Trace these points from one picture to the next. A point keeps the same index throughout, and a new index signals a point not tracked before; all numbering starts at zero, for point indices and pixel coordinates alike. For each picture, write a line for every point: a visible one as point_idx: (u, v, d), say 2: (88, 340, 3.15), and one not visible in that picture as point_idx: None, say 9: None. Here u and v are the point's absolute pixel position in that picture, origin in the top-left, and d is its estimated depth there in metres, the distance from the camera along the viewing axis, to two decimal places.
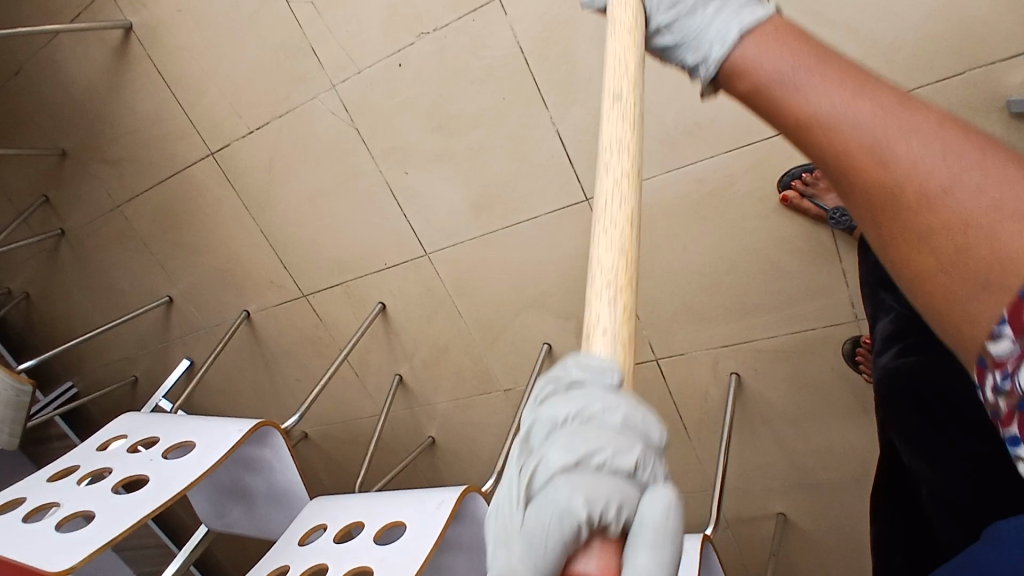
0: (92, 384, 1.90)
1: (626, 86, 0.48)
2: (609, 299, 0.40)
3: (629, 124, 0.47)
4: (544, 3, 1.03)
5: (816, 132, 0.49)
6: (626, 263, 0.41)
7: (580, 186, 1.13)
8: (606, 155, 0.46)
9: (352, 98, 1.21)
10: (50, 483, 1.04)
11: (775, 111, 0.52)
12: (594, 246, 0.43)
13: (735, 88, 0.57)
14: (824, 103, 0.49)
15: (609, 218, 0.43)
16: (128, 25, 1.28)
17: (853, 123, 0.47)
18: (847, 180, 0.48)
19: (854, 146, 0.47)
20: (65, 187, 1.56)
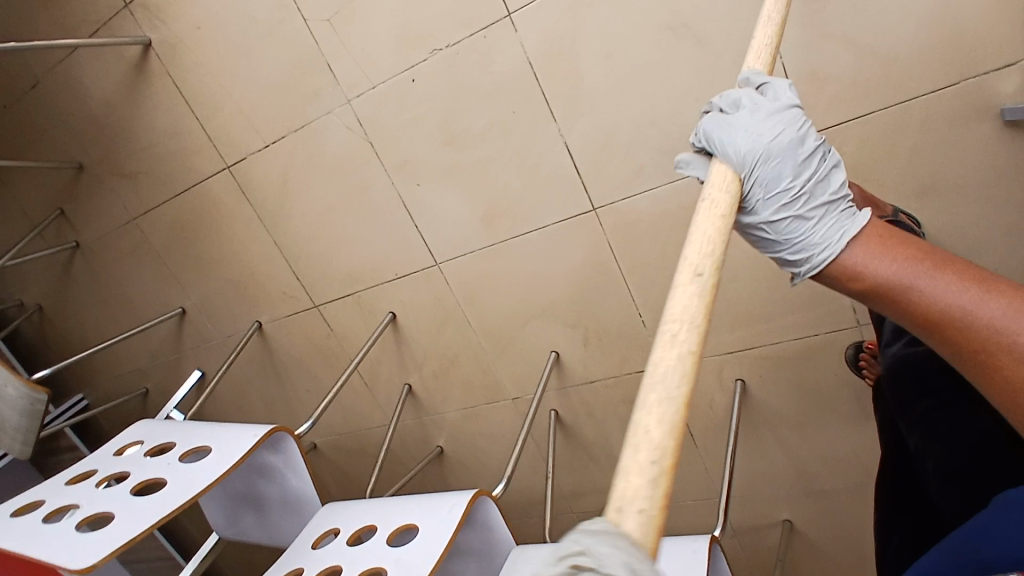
0: (104, 395, 1.93)
1: (709, 265, 0.50)
2: (650, 477, 0.41)
3: (704, 300, 0.48)
4: (553, 19, 1.07)
5: (954, 331, 0.53)
6: (673, 441, 0.42)
7: (588, 196, 1.17)
8: (670, 325, 0.47)
9: (366, 112, 1.25)
10: (68, 485, 1.05)
11: (897, 310, 0.56)
12: (642, 405, 0.44)
13: (847, 287, 0.60)
14: (956, 305, 0.52)
15: (665, 394, 0.44)
16: (147, 42, 1.32)
17: (985, 322, 0.51)
18: (987, 377, 0.52)
19: (996, 348, 0.51)
20: (81, 201, 1.59)
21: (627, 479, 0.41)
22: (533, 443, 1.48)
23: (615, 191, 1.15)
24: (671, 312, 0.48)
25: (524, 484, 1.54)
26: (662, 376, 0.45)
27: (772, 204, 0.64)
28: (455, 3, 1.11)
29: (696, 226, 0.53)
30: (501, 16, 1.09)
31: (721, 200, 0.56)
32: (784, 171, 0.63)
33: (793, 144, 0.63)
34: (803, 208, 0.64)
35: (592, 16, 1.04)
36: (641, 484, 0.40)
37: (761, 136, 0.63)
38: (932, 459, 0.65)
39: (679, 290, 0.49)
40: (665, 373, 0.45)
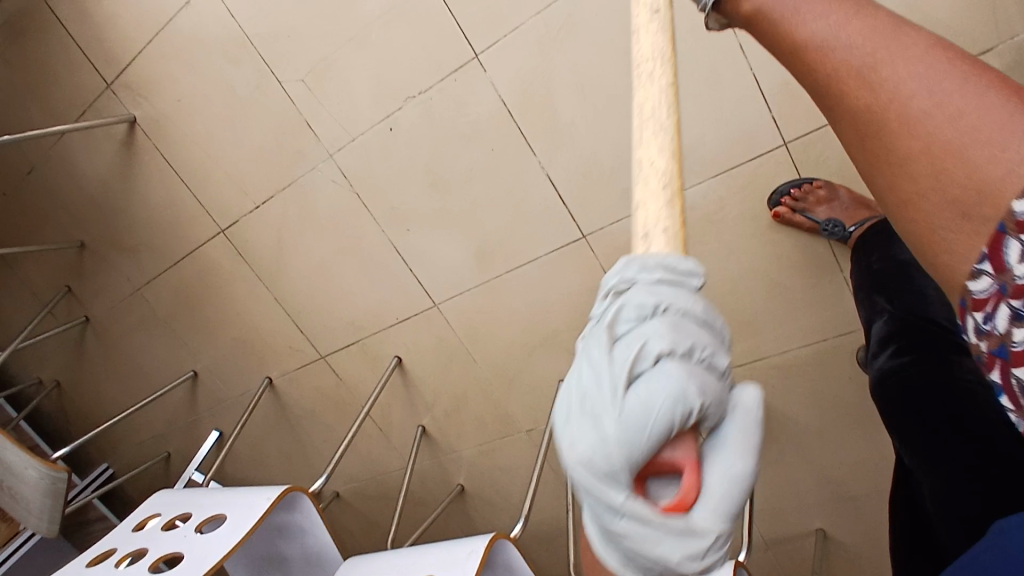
0: (127, 464, 1.94)
1: (666, 44, 0.53)
2: (666, 199, 0.45)
3: (669, 68, 0.51)
4: (521, 56, 1.08)
5: (811, 62, 0.45)
6: (676, 166, 0.47)
7: (576, 225, 1.16)
8: (643, 89, 0.51)
9: (350, 164, 1.26)
10: (89, 567, 1.06)
11: (772, 36, 0.48)
12: (637, 163, 0.48)
13: (739, 15, 0.52)
14: (819, 29, 0.45)
15: (660, 137, 0.48)
16: (132, 118, 1.35)
17: (843, 46, 0.43)
18: (836, 112, 0.44)
19: (843, 71, 0.43)
20: (86, 277, 1.62)
21: (647, 209, 0.45)
22: (552, 473, 1.46)
23: (603, 216, 1.14)
24: (639, 80, 0.51)
25: (549, 515, 1.52)
26: (656, 127, 0.48)
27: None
28: (424, 50, 1.12)
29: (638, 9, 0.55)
30: (469, 58, 1.10)
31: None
32: None
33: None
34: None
35: (559, 48, 1.05)
36: (662, 208, 0.45)
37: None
38: (929, 485, 0.64)
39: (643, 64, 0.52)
40: (656, 127, 0.48)
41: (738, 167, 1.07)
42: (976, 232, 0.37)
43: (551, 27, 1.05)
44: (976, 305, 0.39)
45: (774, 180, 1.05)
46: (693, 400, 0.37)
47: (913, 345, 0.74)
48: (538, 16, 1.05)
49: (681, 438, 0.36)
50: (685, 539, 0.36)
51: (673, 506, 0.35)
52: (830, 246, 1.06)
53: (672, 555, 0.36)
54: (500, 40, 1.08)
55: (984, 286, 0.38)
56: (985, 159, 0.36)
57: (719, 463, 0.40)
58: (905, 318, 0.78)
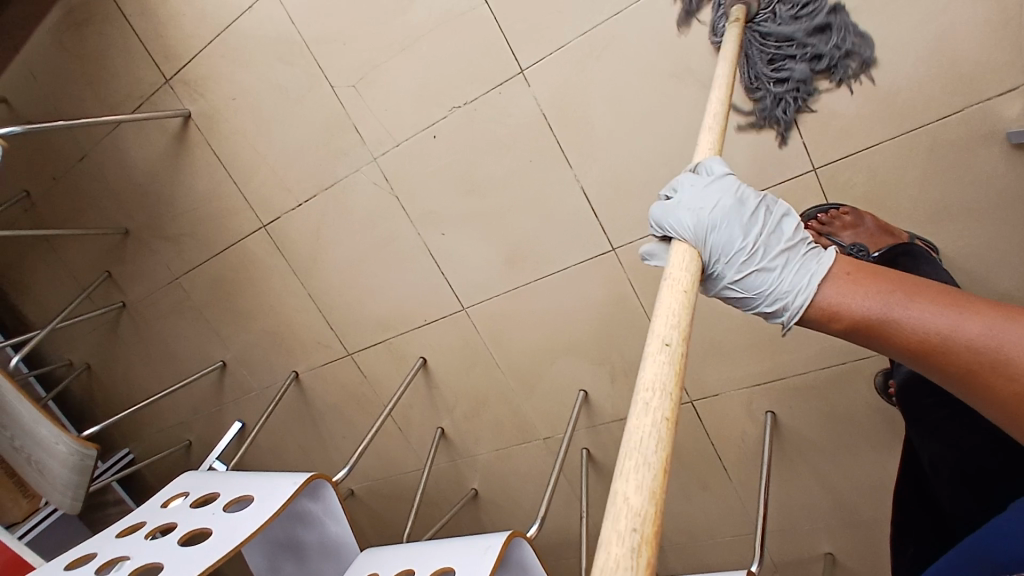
0: (149, 449, 1.99)
1: (676, 336, 0.54)
2: (631, 544, 0.42)
3: (673, 369, 0.51)
4: (563, 72, 1.13)
5: (938, 352, 0.59)
6: (652, 507, 0.44)
7: (606, 237, 1.21)
8: (644, 394, 0.50)
9: (391, 167, 1.31)
10: (119, 538, 1.09)
11: (883, 339, 0.62)
12: (618, 478, 0.46)
13: (830, 324, 0.66)
14: (932, 328, 0.59)
15: (643, 461, 0.46)
16: (187, 113, 1.41)
17: (966, 342, 0.57)
18: (973, 391, 0.58)
19: (975, 361, 0.57)
20: (127, 263, 1.68)
21: (608, 550, 0.42)
22: (567, 482, 1.49)
23: (633, 231, 1.18)
24: (644, 382, 0.51)
25: (560, 524, 1.54)
26: (639, 443, 0.47)
27: (736, 266, 0.71)
28: (471, 63, 1.17)
29: (661, 301, 0.58)
30: (514, 72, 1.15)
31: (693, 271, 0.63)
32: (736, 234, 0.70)
33: (736, 208, 0.71)
34: (766, 261, 0.71)
35: (600, 67, 1.10)
36: (624, 553, 0.41)
37: (712, 206, 0.70)
38: (953, 464, 0.72)
39: (649, 360, 0.53)
40: (645, 441, 0.47)
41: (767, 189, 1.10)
42: None
43: (593, 47, 1.09)
44: None
45: (801, 204, 1.09)
46: None
47: None
48: (582, 35, 1.09)
49: None
50: None
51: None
52: None
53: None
54: (545, 57, 1.13)
55: None
56: None
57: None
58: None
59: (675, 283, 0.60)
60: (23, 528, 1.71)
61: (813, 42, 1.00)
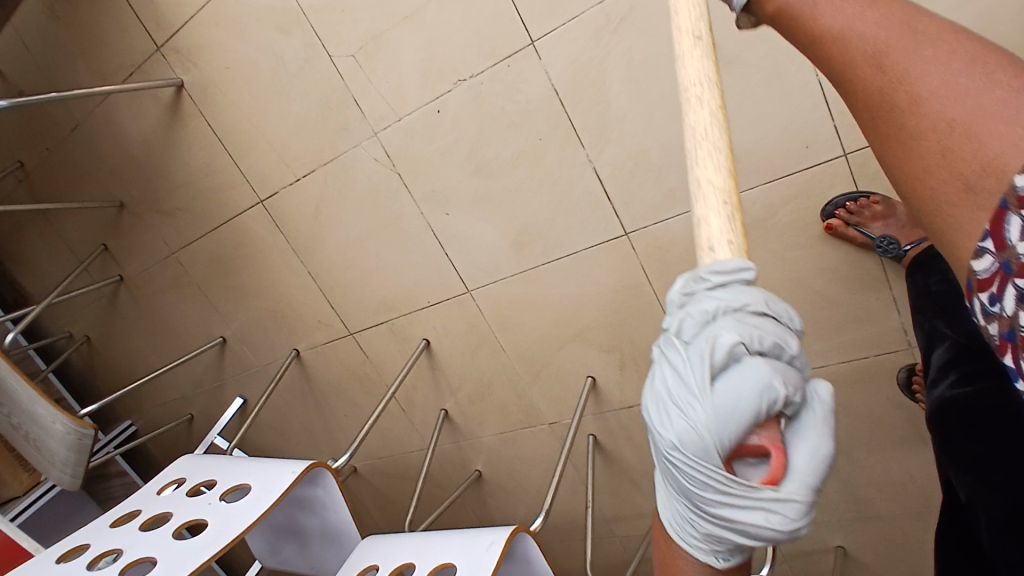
0: (152, 422, 1.98)
1: (704, 28, 0.57)
2: (727, 216, 0.50)
3: (712, 61, 0.55)
4: (577, 45, 1.05)
5: (830, 47, 0.51)
6: (733, 182, 0.51)
7: (619, 221, 1.15)
8: (691, 90, 0.54)
9: (393, 143, 1.24)
10: (113, 528, 1.06)
11: (796, 29, 0.55)
12: (692, 167, 0.52)
13: (763, 12, 0.60)
14: (834, 20, 0.51)
15: (714, 148, 0.52)
16: (179, 82, 1.34)
17: (860, 36, 0.49)
18: (851, 97, 0.50)
19: (857, 60, 0.49)
20: (123, 237, 1.64)
21: (706, 225, 0.51)
22: (573, 467, 1.46)
23: (648, 215, 1.12)
24: (687, 80, 0.55)
25: (564, 507, 1.53)
26: (704, 133, 0.53)
27: None
28: (478, 33, 1.09)
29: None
30: (524, 44, 1.07)
31: None
32: None
33: None
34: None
35: (617, 41, 1.02)
36: (723, 222, 0.50)
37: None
38: (988, 513, 0.62)
39: (688, 57, 0.56)
40: (706, 132, 0.53)
41: (792, 174, 1.03)
42: (972, 204, 0.42)
43: (610, 18, 1.01)
44: (981, 285, 0.43)
45: (829, 191, 1.02)
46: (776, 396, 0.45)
47: (975, 374, 0.72)
48: (598, 6, 1.01)
49: (758, 432, 0.46)
50: (769, 507, 0.44)
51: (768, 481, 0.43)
52: (881, 263, 1.02)
53: (765, 521, 0.45)
54: (558, 28, 1.04)
55: (986, 266, 0.42)
56: (985, 135, 0.40)
57: (804, 443, 0.48)
58: (965, 345, 0.77)
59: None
60: (17, 508, 1.69)
61: None
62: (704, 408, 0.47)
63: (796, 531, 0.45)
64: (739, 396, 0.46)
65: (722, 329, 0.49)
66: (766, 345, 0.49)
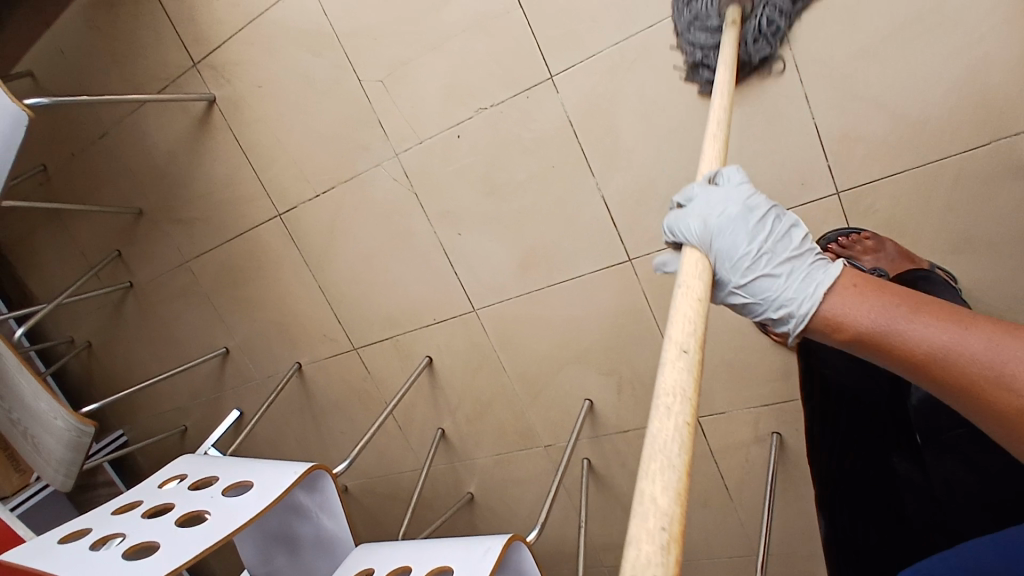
0: (144, 433, 1.98)
1: (693, 342, 0.55)
2: (662, 544, 0.42)
3: (693, 375, 0.52)
4: (593, 80, 1.13)
5: (940, 367, 0.57)
6: (679, 508, 0.44)
7: (624, 248, 1.21)
8: (664, 398, 0.51)
9: (413, 164, 1.31)
10: (115, 516, 1.09)
11: (887, 353, 0.60)
12: (654, 424, 0.49)
13: (831, 336, 0.65)
14: (936, 343, 0.57)
15: (672, 408, 0.50)
16: (211, 97, 1.41)
17: (970, 357, 0.55)
18: (980, 411, 0.55)
19: (980, 379, 0.54)
20: (137, 244, 1.68)
21: (655, 489, 0.45)
22: (566, 492, 1.48)
23: (651, 242, 1.19)
24: (664, 386, 0.52)
25: (554, 533, 1.54)
26: (673, 390, 0.51)
27: (740, 271, 0.73)
28: (501, 65, 1.17)
29: (686, 269, 0.67)
30: (543, 78, 1.15)
31: (703, 271, 0.66)
32: (742, 240, 0.73)
33: (744, 215, 0.74)
34: (769, 267, 0.72)
35: (631, 78, 1.10)
36: (671, 485, 0.45)
37: (717, 214, 0.74)
38: (963, 486, 0.78)
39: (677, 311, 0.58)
40: (676, 390, 0.51)
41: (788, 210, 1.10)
42: None
43: (625, 57, 1.09)
44: None
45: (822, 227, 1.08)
46: None
47: None
48: (615, 45, 1.09)
49: None
50: None
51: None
52: None
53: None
54: (576, 64, 1.12)
55: None
56: None
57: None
58: None
59: (688, 288, 0.62)
60: (16, 501, 1.71)
61: (846, 65, 1.01)
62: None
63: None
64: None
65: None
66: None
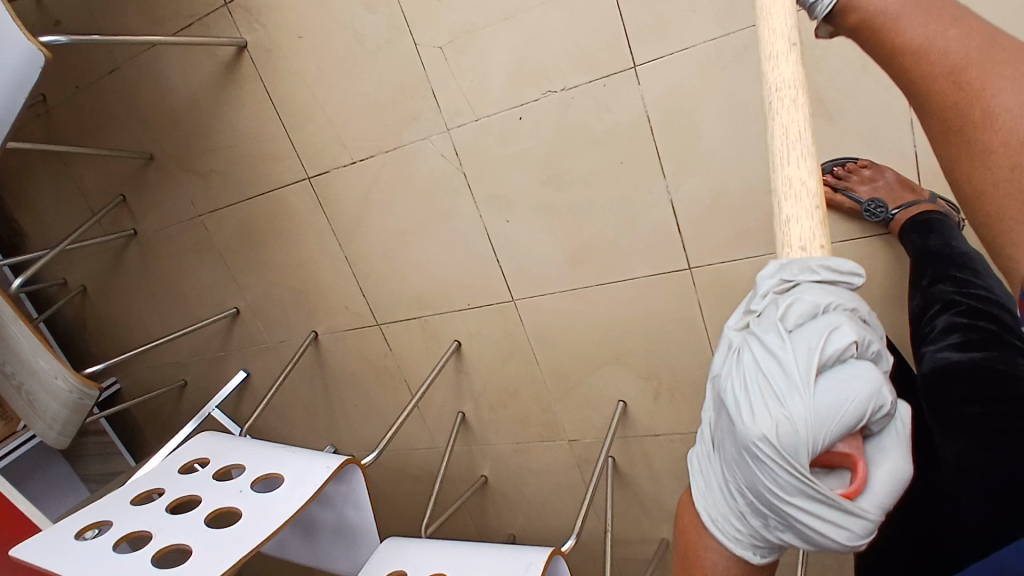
0: (140, 384, 1.90)
1: (798, 35, 0.57)
2: (814, 203, 0.53)
3: (802, 64, 0.56)
4: (678, 75, 1.03)
5: (912, 60, 0.60)
6: (817, 171, 0.54)
7: (685, 256, 1.14)
8: (782, 92, 0.56)
9: (463, 142, 1.21)
10: (135, 508, 1.03)
11: (878, 38, 0.63)
12: (772, 119, 0.56)
13: (842, 20, 0.68)
14: (916, 34, 0.60)
15: (791, 97, 0.55)
16: (243, 43, 1.27)
17: (943, 51, 0.58)
18: (925, 108, 0.61)
19: (937, 70, 0.59)
20: (145, 189, 1.56)
21: (790, 166, 0.54)
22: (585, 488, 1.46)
23: (715, 254, 1.12)
24: (778, 82, 0.56)
25: (566, 525, 1.53)
26: (786, 82, 0.56)
27: None
28: (580, 47, 1.06)
29: None
30: (625, 67, 1.05)
31: None
32: None
33: None
34: None
35: (721, 79, 1.00)
36: (804, 151, 0.54)
37: None
38: (974, 474, 0.69)
39: None
40: (789, 83, 0.56)
41: (868, 237, 1.02)
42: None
43: (720, 56, 0.99)
44: None
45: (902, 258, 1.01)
46: (840, 349, 0.52)
47: (980, 337, 0.78)
48: (709, 41, 0.99)
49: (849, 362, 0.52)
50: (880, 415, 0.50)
51: (847, 493, 0.48)
52: None
53: (834, 533, 0.50)
54: (664, 56, 1.02)
55: None
56: None
57: (883, 455, 0.52)
58: (967, 308, 0.83)
59: None
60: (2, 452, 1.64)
61: None
62: (806, 398, 0.50)
63: (857, 543, 0.51)
64: (846, 395, 0.49)
65: (838, 324, 0.53)
66: (871, 352, 0.55)
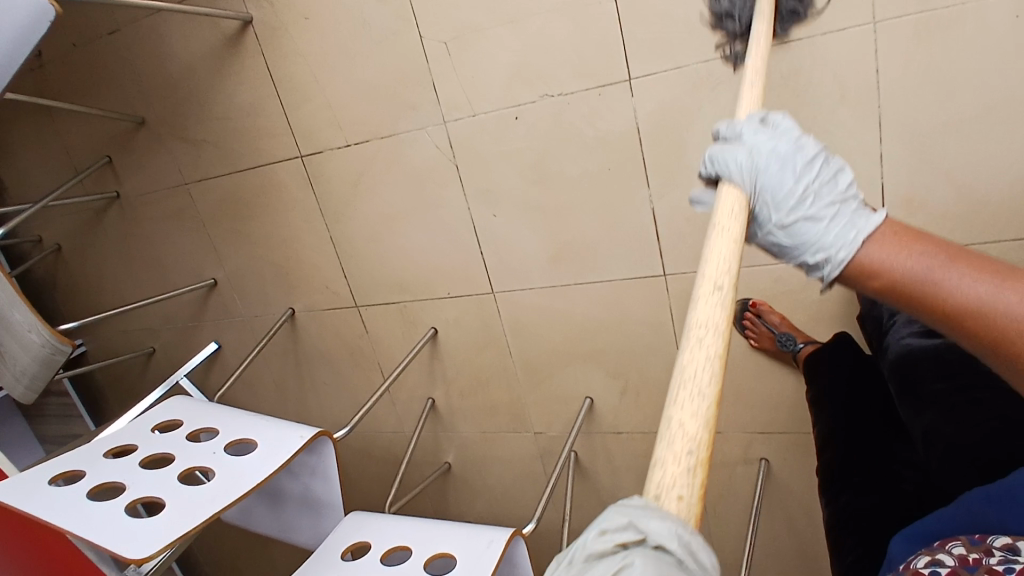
0: (107, 348, 1.89)
1: (728, 281, 0.53)
2: (687, 468, 0.42)
3: (727, 310, 0.51)
4: (670, 91, 1.09)
5: (971, 317, 0.57)
6: (707, 434, 0.44)
7: (662, 262, 1.20)
8: (697, 331, 0.50)
9: (458, 135, 1.25)
10: (108, 460, 1.04)
11: (916, 301, 0.60)
12: (688, 348, 0.49)
13: (863, 283, 0.64)
14: (966, 292, 0.57)
15: (710, 330, 0.49)
16: (249, 18, 1.29)
17: (1006, 310, 0.55)
18: (1000, 356, 0.57)
19: (1007, 332, 0.55)
20: (133, 152, 1.55)
21: (678, 412, 0.45)
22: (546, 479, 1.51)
23: (689, 263, 1.18)
24: (693, 321, 0.51)
25: (524, 512, 1.58)
26: (705, 322, 0.50)
27: (778, 211, 0.68)
28: (579, 55, 1.11)
29: (722, 204, 0.63)
30: (620, 79, 1.10)
31: (741, 212, 0.61)
32: (785, 178, 0.67)
33: (794, 153, 0.67)
34: (813, 210, 0.66)
35: (709, 98, 1.06)
36: (701, 405, 0.45)
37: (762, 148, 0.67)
38: (942, 438, 0.80)
39: (717, 234, 0.57)
40: (709, 322, 0.50)
41: None
42: None
43: (711, 76, 1.05)
44: None
45: None
46: None
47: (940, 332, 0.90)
48: (699, 62, 1.04)
49: None
50: None
51: None
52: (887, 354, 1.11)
53: None
54: (657, 72, 1.08)
55: None
56: None
57: None
58: None
59: (722, 229, 0.58)
60: None
61: (928, 136, 0.96)
62: None
63: None
64: None
65: None
66: None
